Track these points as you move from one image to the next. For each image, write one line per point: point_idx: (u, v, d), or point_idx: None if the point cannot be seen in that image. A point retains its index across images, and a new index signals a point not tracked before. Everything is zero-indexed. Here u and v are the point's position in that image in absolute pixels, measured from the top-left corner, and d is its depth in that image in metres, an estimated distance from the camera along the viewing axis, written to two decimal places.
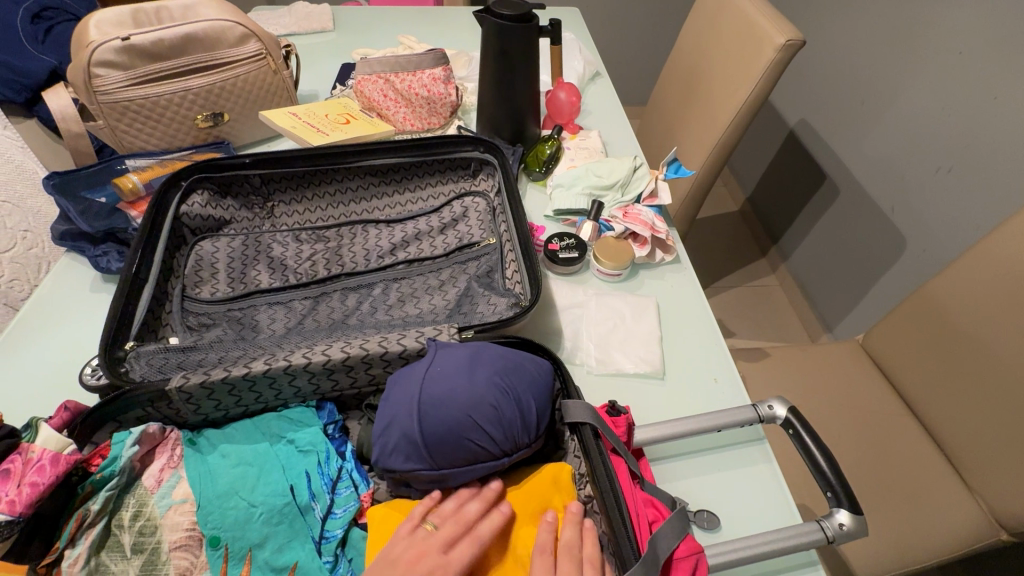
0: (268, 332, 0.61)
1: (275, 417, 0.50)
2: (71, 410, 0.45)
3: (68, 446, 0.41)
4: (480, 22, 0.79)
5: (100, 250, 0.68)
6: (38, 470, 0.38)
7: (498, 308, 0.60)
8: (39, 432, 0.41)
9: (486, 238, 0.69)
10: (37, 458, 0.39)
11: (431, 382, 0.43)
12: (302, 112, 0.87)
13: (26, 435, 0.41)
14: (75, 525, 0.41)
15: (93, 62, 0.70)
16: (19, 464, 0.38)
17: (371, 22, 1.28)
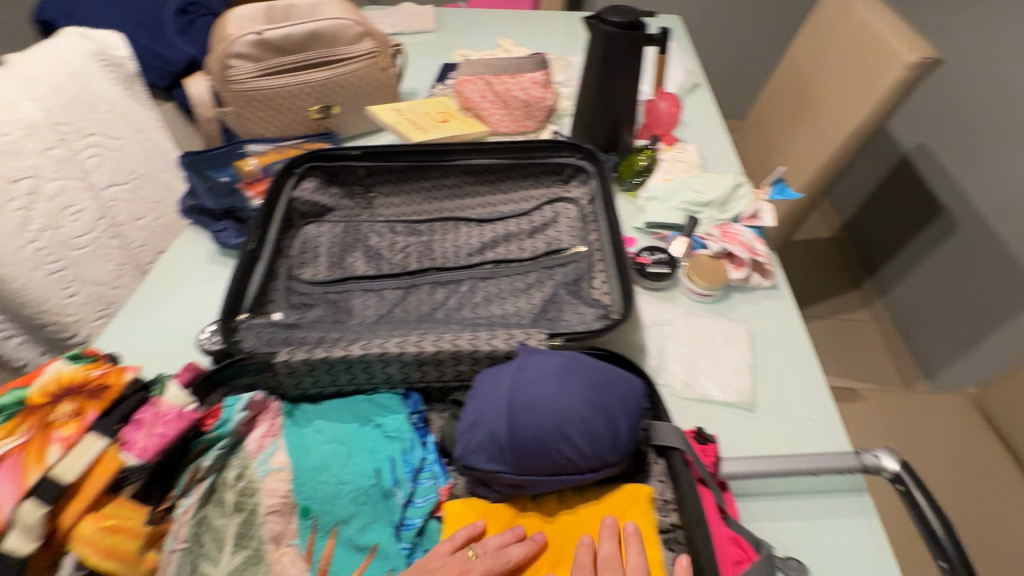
0: (361, 317, 0.64)
1: (364, 400, 0.52)
2: (193, 371, 0.49)
3: (190, 403, 0.44)
4: (588, 28, 0.79)
5: (219, 226, 0.74)
6: (171, 421, 0.42)
7: (585, 319, 0.59)
8: (166, 388, 0.44)
9: (575, 246, 0.69)
10: (165, 412, 0.42)
11: (522, 385, 0.43)
12: (405, 108, 0.90)
13: (153, 389, 0.44)
14: (190, 478, 0.44)
15: (230, 54, 0.77)
16: (150, 415, 0.42)
17: (472, 25, 1.32)
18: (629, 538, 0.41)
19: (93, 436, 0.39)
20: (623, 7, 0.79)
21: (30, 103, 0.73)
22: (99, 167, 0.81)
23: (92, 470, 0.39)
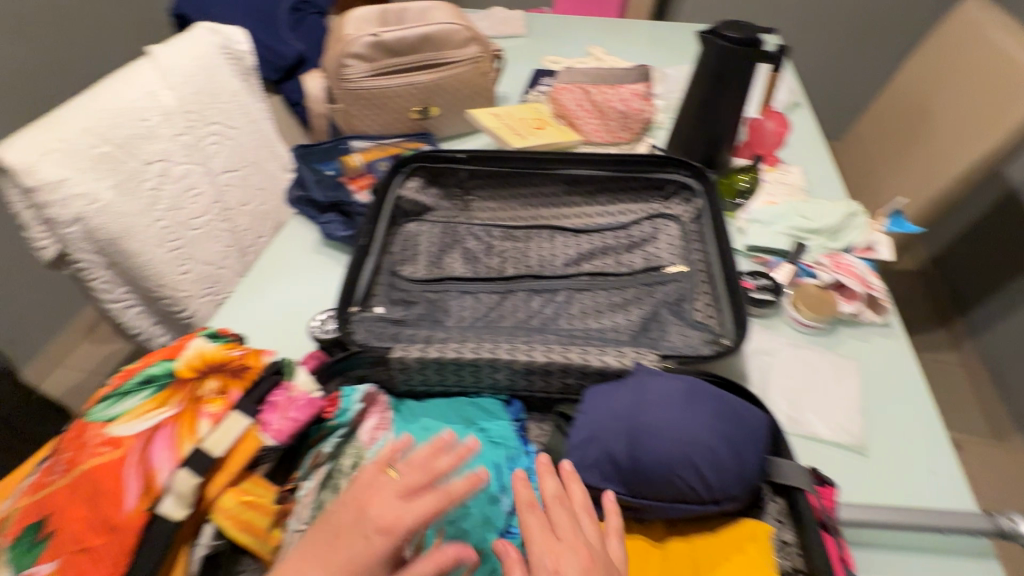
0: (458, 318, 0.65)
1: (469, 403, 0.53)
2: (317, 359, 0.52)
3: (316, 390, 0.46)
4: (701, 42, 0.77)
5: (326, 219, 0.77)
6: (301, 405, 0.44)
7: (690, 342, 0.58)
8: (296, 373, 0.46)
9: (676, 265, 0.67)
10: (297, 398, 0.45)
11: (644, 407, 0.42)
12: (503, 113, 0.91)
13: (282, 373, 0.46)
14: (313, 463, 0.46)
15: (347, 54, 0.81)
16: (283, 397, 0.44)
17: (561, 32, 1.32)
18: (568, 475, 0.41)
19: (238, 413, 0.42)
20: (740, 23, 0.77)
21: (167, 92, 0.79)
22: (218, 155, 0.87)
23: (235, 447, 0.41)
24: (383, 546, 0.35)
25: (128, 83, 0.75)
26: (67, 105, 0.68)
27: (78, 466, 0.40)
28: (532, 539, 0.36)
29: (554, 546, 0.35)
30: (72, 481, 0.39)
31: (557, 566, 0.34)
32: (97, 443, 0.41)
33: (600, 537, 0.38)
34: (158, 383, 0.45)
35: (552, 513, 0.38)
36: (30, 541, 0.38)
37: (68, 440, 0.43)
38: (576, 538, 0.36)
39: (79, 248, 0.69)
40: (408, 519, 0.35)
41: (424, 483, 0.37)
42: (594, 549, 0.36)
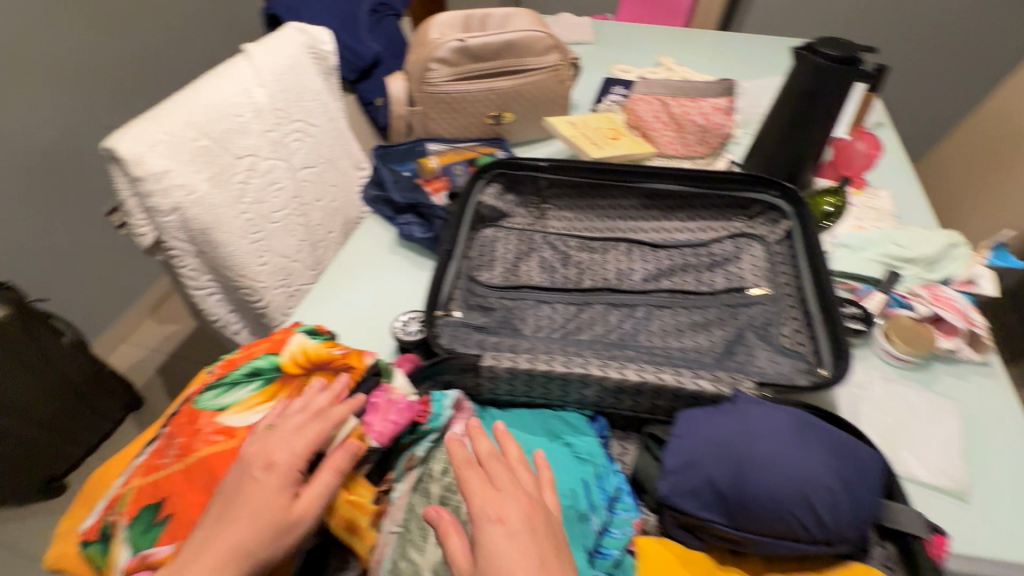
0: (534, 328, 0.65)
1: (553, 416, 0.53)
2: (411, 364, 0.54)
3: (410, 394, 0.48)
4: (795, 58, 0.76)
5: (404, 219, 0.78)
6: (397, 406, 0.45)
7: (781, 369, 0.56)
8: (393, 376, 0.48)
9: (760, 287, 0.65)
10: (397, 401, 0.45)
11: (751, 439, 0.41)
12: (579, 121, 0.90)
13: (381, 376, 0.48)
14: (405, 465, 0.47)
15: (432, 58, 0.82)
16: (384, 400, 0.45)
17: (630, 42, 1.31)
18: (474, 429, 0.43)
19: (344, 415, 0.44)
20: (839, 40, 0.74)
21: (260, 90, 0.82)
22: (299, 151, 0.89)
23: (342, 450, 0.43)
24: (279, 477, 0.38)
25: (225, 79, 0.78)
26: (171, 99, 0.72)
27: (193, 453, 0.42)
28: (474, 493, 0.38)
29: (492, 496, 0.38)
30: (188, 467, 0.42)
31: (500, 513, 0.37)
32: (211, 432, 0.43)
33: (530, 483, 0.40)
34: (265, 377, 0.47)
35: (493, 469, 0.40)
36: (148, 523, 0.40)
37: (178, 425, 0.45)
38: (513, 488, 0.39)
39: (173, 235, 0.72)
40: (289, 453, 0.39)
41: (306, 419, 0.42)
42: (529, 496, 0.39)
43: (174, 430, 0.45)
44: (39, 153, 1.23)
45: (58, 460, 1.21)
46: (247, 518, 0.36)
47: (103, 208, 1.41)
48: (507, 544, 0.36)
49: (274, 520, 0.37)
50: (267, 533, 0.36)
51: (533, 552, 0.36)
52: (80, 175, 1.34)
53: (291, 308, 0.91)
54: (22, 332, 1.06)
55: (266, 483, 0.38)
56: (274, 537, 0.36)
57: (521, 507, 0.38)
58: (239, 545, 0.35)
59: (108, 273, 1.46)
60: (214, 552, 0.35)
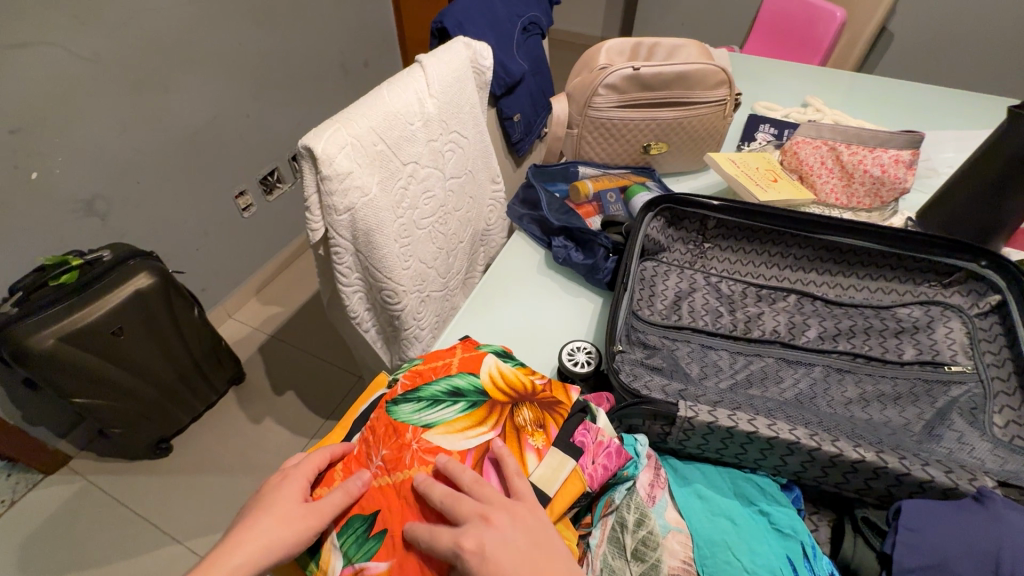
0: (702, 375, 0.61)
1: (744, 477, 0.49)
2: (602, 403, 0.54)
3: (613, 437, 0.47)
4: (1010, 116, 0.69)
5: (559, 242, 0.77)
6: (605, 450, 0.44)
7: (1003, 464, 0.50)
8: (598, 417, 0.47)
9: (960, 364, 0.60)
10: (607, 444, 0.45)
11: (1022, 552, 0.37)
12: (739, 159, 0.87)
13: (586, 416, 0.47)
14: (602, 510, 0.46)
15: (603, 83, 0.81)
16: (593, 441, 0.45)
17: (771, 79, 1.27)
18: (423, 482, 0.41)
19: (559, 452, 0.44)
20: None
21: (429, 100, 0.83)
22: (452, 161, 0.90)
23: (563, 487, 0.42)
24: (296, 481, 0.43)
25: (403, 87, 0.80)
26: (358, 104, 0.74)
27: (404, 469, 0.42)
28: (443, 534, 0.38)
29: (456, 534, 0.37)
30: (400, 485, 0.42)
31: (473, 542, 0.37)
32: (421, 448, 0.43)
33: (491, 501, 0.39)
34: (469, 400, 0.47)
35: (453, 503, 0.39)
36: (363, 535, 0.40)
37: (378, 433, 0.45)
38: (479, 518, 0.38)
39: (340, 233, 0.75)
40: (304, 471, 0.44)
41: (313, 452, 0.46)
42: (492, 515, 0.38)
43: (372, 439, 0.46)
44: (192, 135, 1.33)
45: (170, 424, 1.28)
46: (266, 512, 0.40)
47: (233, 190, 1.50)
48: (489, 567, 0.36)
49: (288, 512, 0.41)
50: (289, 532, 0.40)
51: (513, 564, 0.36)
52: (220, 158, 1.43)
53: (420, 313, 0.91)
54: (163, 300, 1.11)
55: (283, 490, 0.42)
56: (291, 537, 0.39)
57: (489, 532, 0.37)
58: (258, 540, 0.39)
59: (229, 251, 1.55)
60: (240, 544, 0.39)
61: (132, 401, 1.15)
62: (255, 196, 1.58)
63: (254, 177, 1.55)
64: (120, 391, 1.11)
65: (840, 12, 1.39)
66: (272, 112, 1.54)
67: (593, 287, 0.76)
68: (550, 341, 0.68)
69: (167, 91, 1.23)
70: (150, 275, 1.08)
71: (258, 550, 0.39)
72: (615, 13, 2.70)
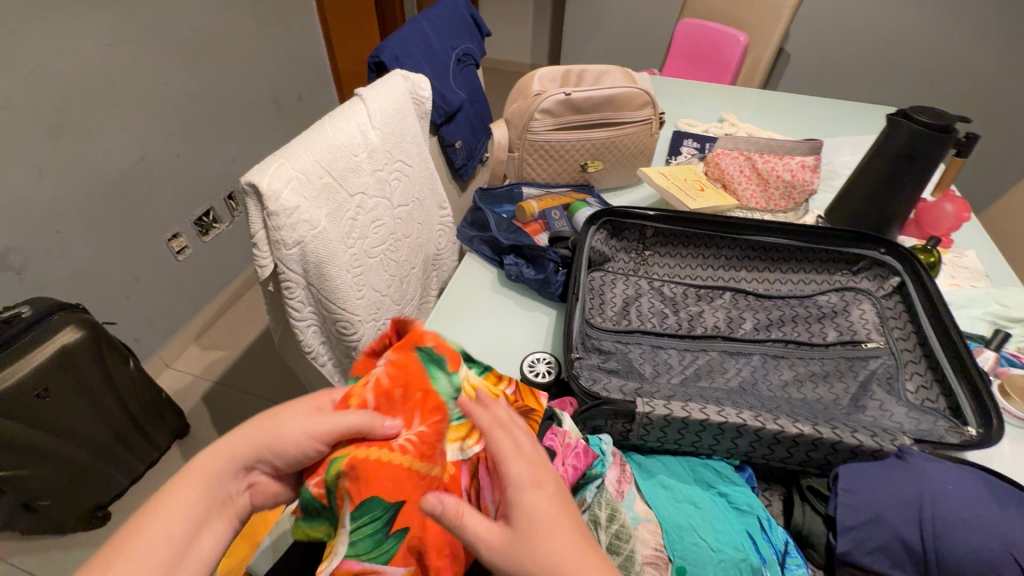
0: (658, 376, 0.64)
1: (702, 463, 0.53)
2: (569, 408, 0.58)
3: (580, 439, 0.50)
4: (890, 123, 0.79)
5: (510, 260, 0.80)
6: (574, 449, 0.47)
7: (918, 424, 0.57)
8: (563, 423, 0.50)
9: (874, 340, 0.66)
10: (574, 446, 0.48)
11: (945, 500, 0.42)
12: (668, 172, 0.94)
13: (554, 422, 0.50)
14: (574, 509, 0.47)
15: (538, 108, 0.86)
16: (561, 443, 0.48)
17: (688, 98, 1.38)
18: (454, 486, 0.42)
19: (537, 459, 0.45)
20: (933, 109, 0.78)
21: (372, 131, 0.85)
22: (398, 189, 0.92)
23: None
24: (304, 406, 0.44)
25: (344, 120, 0.81)
26: (300, 139, 0.75)
27: (426, 461, 0.41)
28: (491, 436, 0.38)
29: (527, 461, 0.37)
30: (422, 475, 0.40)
31: (542, 482, 0.36)
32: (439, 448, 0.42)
33: (534, 458, 0.37)
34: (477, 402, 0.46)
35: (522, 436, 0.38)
36: (376, 523, 0.38)
37: (393, 405, 0.44)
38: (544, 461, 0.38)
39: (290, 267, 0.74)
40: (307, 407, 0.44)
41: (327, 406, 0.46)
42: (546, 475, 0.37)
43: (401, 386, 0.44)
44: (116, 179, 1.26)
45: (108, 488, 1.18)
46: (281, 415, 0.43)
47: (166, 233, 1.43)
48: (553, 512, 0.35)
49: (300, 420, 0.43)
50: (296, 439, 0.41)
51: (570, 528, 0.35)
52: (149, 202, 1.36)
53: None
54: (95, 354, 1.04)
55: (303, 403, 0.45)
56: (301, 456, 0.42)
57: (555, 472, 0.38)
58: (263, 436, 0.42)
59: (164, 296, 1.47)
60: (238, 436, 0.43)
61: (64, 468, 1.05)
62: (190, 238, 1.52)
63: (187, 218, 1.49)
64: (50, 459, 1.01)
65: (742, 37, 1.54)
66: (203, 151, 1.49)
67: (546, 300, 0.79)
68: (510, 354, 0.71)
69: (87, 135, 1.17)
70: (77, 329, 1.00)
71: (252, 449, 0.42)
72: (541, 43, 2.84)
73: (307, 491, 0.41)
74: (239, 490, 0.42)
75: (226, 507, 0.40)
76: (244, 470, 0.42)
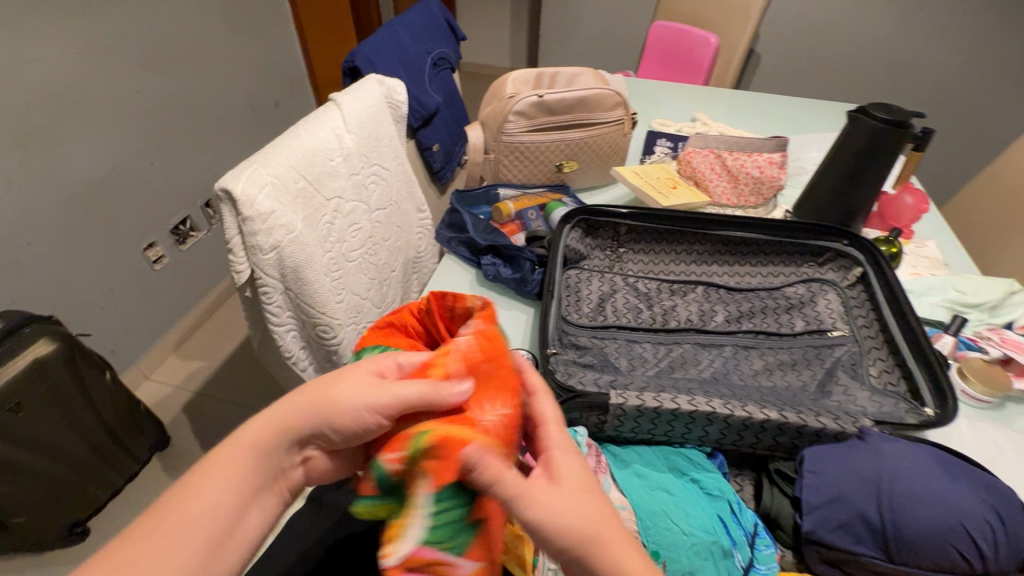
0: (634, 369, 0.66)
1: (675, 452, 0.55)
2: None
3: None
4: (850, 119, 0.82)
5: (488, 260, 0.81)
6: None
7: (880, 407, 0.59)
8: None
9: (840, 329, 0.69)
10: None
11: (902, 476, 0.44)
12: (641, 171, 0.96)
13: None
14: None
15: (512, 110, 0.88)
16: None
17: (661, 99, 1.41)
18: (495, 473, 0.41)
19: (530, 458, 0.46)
20: (890, 105, 0.81)
21: (348, 135, 0.86)
22: (375, 192, 0.92)
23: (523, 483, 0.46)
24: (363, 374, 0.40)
25: (319, 125, 0.82)
26: (275, 144, 0.75)
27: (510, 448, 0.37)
28: (538, 403, 0.42)
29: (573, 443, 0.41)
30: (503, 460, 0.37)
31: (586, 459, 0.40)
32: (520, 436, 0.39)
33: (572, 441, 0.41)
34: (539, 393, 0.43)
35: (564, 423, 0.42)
36: (461, 509, 0.34)
37: (480, 380, 0.39)
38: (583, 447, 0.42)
39: (267, 272, 0.74)
40: (366, 375, 0.40)
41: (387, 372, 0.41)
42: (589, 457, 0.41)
43: (488, 364, 0.39)
44: (89, 189, 1.25)
45: (86, 502, 1.16)
46: (335, 385, 0.40)
47: (142, 242, 1.42)
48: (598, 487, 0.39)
49: (358, 391, 0.39)
50: (353, 413, 0.38)
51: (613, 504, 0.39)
52: (124, 211, 1.35)
53: None
54: (71, 365, 1.03)
55: (365, 370, 0.40)
56: (361, 431, 0.39)
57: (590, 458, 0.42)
58: (322, 407, 0.39)
59: (141, 306, 1.45)
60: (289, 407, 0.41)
61: (40, 483, 1.03)
62: (167, 246, 1.50)
63: (164, 227, 1.48)
64: (26, 473, 1.00)
65: (713, 38, 1.58)
66: (178, 158, 1.47)
67: (523, 299, 0.80)
68: None
69: (58, 144, 1.16)
70: (51, 341, 0.99)
71: (305, 423, 0.40)
72: (519, 47, 2.86)
73: (387, 463, 0.35)
74: (292, 465, 0.42)
75: (282, 479, 0.41)
76: (298, 446, 0.41)
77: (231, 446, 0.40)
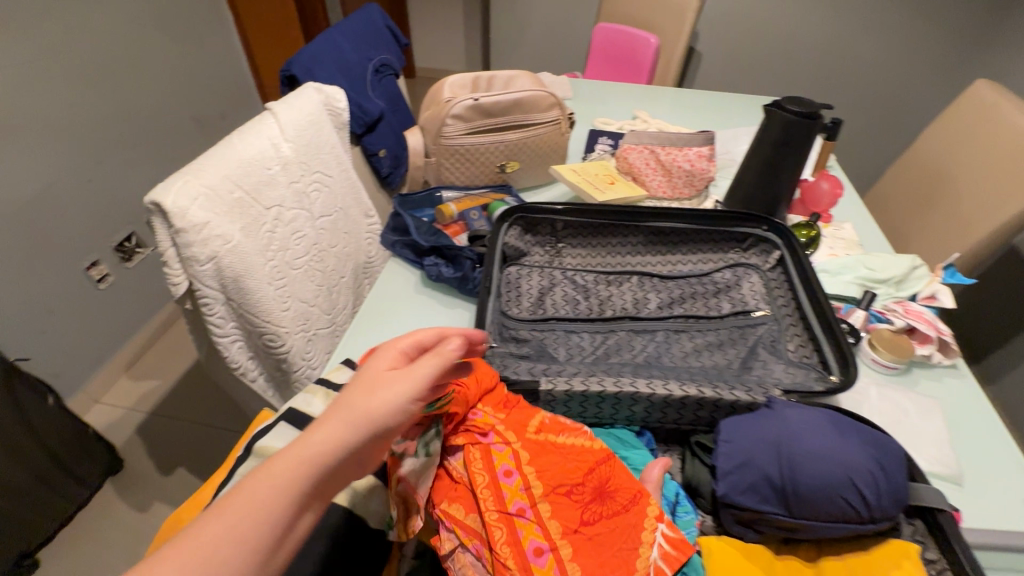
0: (572, 358, 0.69)
1: (606, 433, 0.58)
2: None
3: None
4: (766, 113, 0.87)
5: (430, 261, 0.83)
6: None
7: (794, 378, 0.64)
8: None
9: (762, 309, 0.73)
10: None
11: (799, 437, 0.48)
12: (579, 168, 1.00)
13: None
14: None
15: (448, 115, 0.90)
16: None
17: (604, 99, 1.45)
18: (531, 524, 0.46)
19: None
20: (801, 99, 0.87)
21: (285, 144, 0.86)
22: (319, 200, 0.93)
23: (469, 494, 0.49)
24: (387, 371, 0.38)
25: (254, 135, 0.82)
26: (207, 156, 0.75)
27: None
28: None
29: None
30: None
31: None
32: None
33: None
34: None
35: None
36: None
37: None
38: None
39: (206, 284, 0.74)
40: (387, 370, 0.39)
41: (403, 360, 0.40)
42: None
43: None
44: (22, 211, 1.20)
45: (33, 533, 1.12)
46: (360, 393, 0.37)
47: (83, 262, 1.37)
48: None
49: (401, 387, 0.37)
50: (399, 410, 0.37)
51: None
52: (63, 231, 1.31)
53: (310, 353, 0.91)
54: (7, 393, 1.00)
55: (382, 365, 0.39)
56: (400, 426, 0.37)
57: None
58: (358, 417, 0.35)
59: (86, 328, 1.41)
60: (312, 436, 0.34)
61: None
62: (111, 265, 1.46)
63: (106, 245, 1.43)
64: None
65: (653, 39, 1.64)
66: (118, 174, 1.44)
67: (467, 297, 0.82)
68: None
69: None
70: None
71: (351, 433, 0.35)
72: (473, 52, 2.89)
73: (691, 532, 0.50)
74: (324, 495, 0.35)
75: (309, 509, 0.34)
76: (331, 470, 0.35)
77: (257, 479, 0.33)
